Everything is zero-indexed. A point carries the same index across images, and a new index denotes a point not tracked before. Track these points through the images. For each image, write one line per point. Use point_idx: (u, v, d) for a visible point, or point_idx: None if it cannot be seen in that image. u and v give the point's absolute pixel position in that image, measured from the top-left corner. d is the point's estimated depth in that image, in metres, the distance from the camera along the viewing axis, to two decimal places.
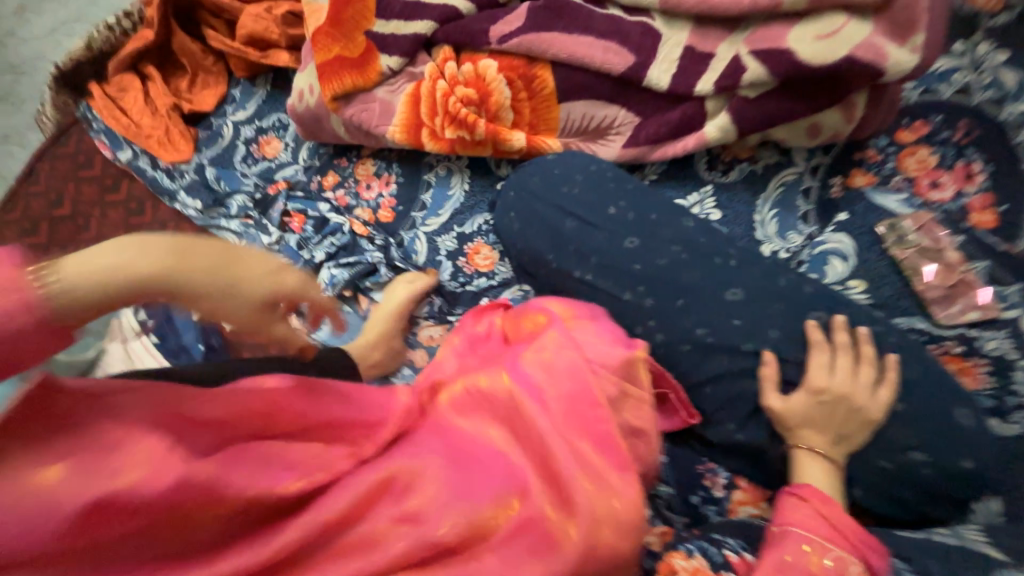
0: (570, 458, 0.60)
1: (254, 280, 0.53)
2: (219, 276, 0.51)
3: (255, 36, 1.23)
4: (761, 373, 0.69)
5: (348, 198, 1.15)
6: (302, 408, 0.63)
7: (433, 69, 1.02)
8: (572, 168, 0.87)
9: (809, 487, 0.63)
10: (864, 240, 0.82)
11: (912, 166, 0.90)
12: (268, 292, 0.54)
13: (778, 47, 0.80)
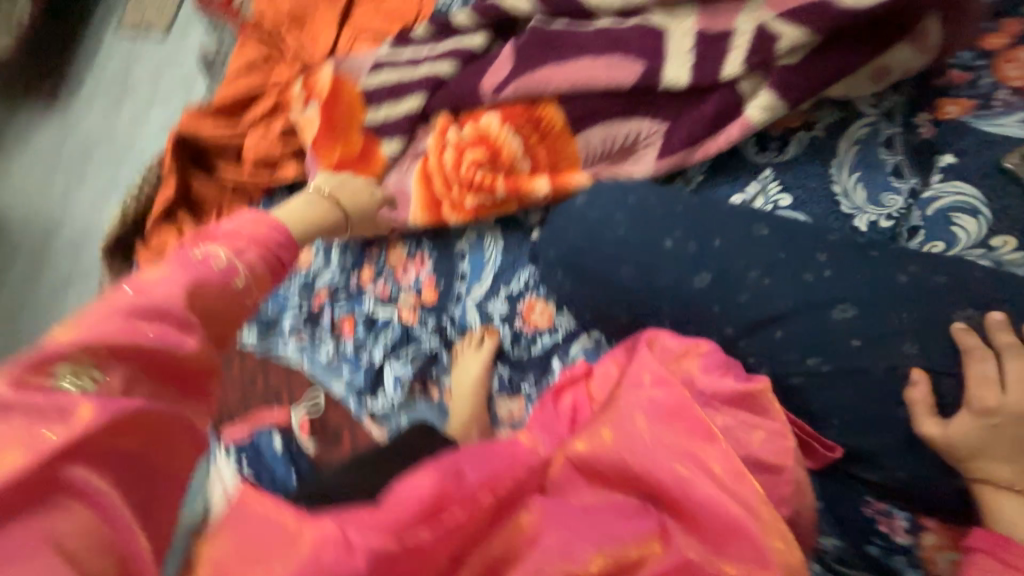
0: (708, 484, 0.59)
1: (366, 196, 0.95)
2: (343, 200, 0.92)
3: (262, 158, 1.26)
4: (907, 398, 0.59)
5: (387, 287, 1.10)
6: (461, 495, 0.57)
7: (436, 141, 0.98)
8: (613, 197, 0.78)
9: (981, 531, 0.55)
10: (990, 185, 0.68)
11: (1015, 75, 0.74)
12: (376, 197, 0.96)
13: (811, 4, 0.70)
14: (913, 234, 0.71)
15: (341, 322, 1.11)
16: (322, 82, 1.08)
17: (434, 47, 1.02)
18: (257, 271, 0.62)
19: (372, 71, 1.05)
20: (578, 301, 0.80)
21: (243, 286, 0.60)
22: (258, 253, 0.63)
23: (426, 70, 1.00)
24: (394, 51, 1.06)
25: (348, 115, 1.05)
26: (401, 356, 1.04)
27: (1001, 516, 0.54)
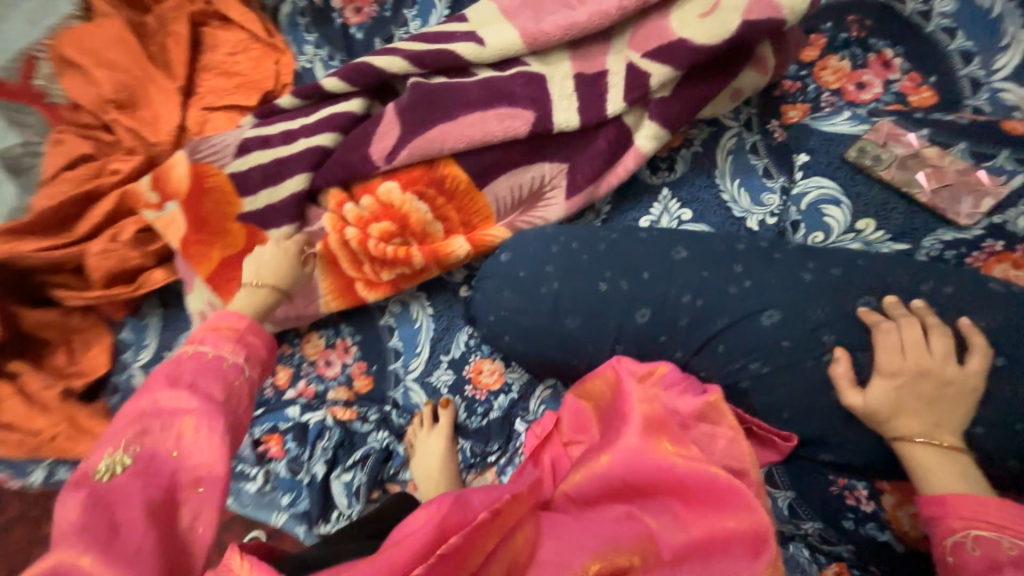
0: (692, 469, 0.64)
1: (281, 253, 0.85)
2: (266, 270, 0.82)
3: (115, 273, 1.02)
4: (833, 374, 0.64)
5: (313, 385, 0.98)
6: (463, 518, 0.57)
7: (331, 219, 0.88)
8: (534, 244, 0.79)
9: (942, 498, 0.57)
10: (843, 175, 0.77)
11: (832, 79, 0.88)
12: (291, 248, 0.86)
13: (669, 42, 0.75)
14: (796, 228, 0.80)
15: (265, 440, 0.94)
16: (178, 176, 0.93)
17: (306, 118, 0.93)
18: (229, 342, 0.72)
19: (237, 153, 0.92)
20: (534, 358, 0.80)
21: (215, 356, 0.70)
22: (217, 334, 0.72)
23: (303, 144, 0.91)
24: (259, 128, 0.94)
25: (221, 209, 0.92)
26: (348, 463, 0.90)
27: (930, 476, 0.59)
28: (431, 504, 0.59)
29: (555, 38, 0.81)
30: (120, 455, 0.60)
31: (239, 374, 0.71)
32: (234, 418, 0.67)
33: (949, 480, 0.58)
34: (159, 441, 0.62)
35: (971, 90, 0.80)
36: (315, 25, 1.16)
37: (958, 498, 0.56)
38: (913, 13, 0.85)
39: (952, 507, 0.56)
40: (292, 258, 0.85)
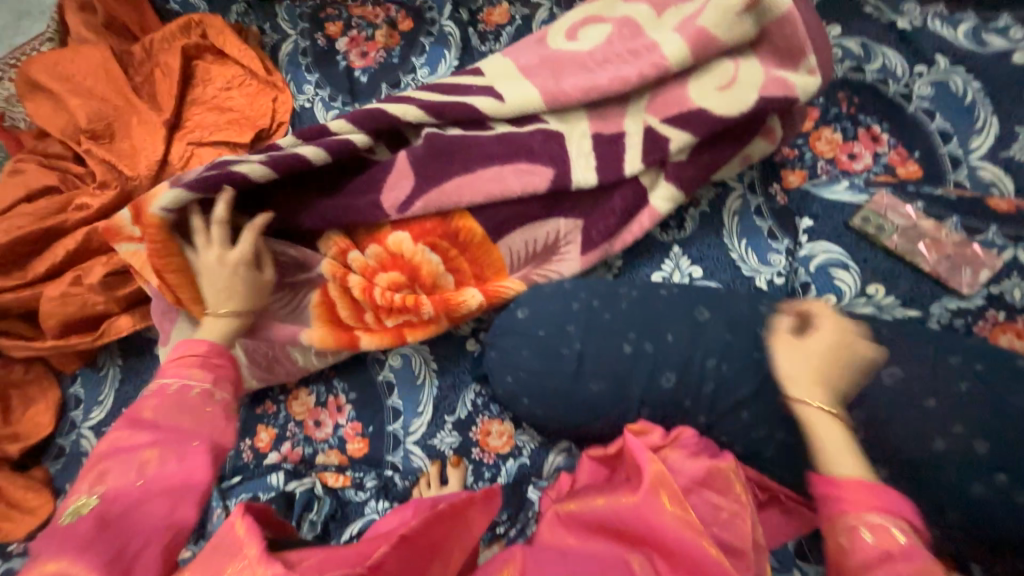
0: (683, 530, 0.62)
1: (235, 266, 0.75)
2: (227, 289, 0.75)
3: (73, 319, 0.91)
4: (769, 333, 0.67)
5: (299, 449, 0.89)
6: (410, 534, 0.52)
7: (330, 263, 0.83)
8: (553, 300, 0.76)
9: (842, 484, 0.55)
10: (849, 242, 0.81)
11: (826, 148, 0.93)
12: (245, 257, 0.75)
13: (688, 111, 0.78)
14: (807, 290, 0.82)
15: None
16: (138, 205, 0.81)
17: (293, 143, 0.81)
18: (193, 368, 0.66)
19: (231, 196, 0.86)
20: (554, 421, 0.76)
21: (181, 386, 0.64)
22: (180, 363, 0.66)
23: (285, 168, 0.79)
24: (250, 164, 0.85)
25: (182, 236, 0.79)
26: (342, 539, 0.81)
27: (836, 458, 0.57)
28: (404, 511, 0.68)
29: (574, 100, 0.82)
30: (83, 498, 0.55)
31: (211, 400, 0.65)
32: (210, 440, 0.62)
33: (845, 453, 0.57)
34: (120, 476, 0.57)
35: (951, 165, 0.87)
36: (318, 65, 1.13)
37: (851, 484, 0.55)
38: (895, 94, 0.92)
39: (849, 492, 0.55)
40: (246, 271, 0.75)
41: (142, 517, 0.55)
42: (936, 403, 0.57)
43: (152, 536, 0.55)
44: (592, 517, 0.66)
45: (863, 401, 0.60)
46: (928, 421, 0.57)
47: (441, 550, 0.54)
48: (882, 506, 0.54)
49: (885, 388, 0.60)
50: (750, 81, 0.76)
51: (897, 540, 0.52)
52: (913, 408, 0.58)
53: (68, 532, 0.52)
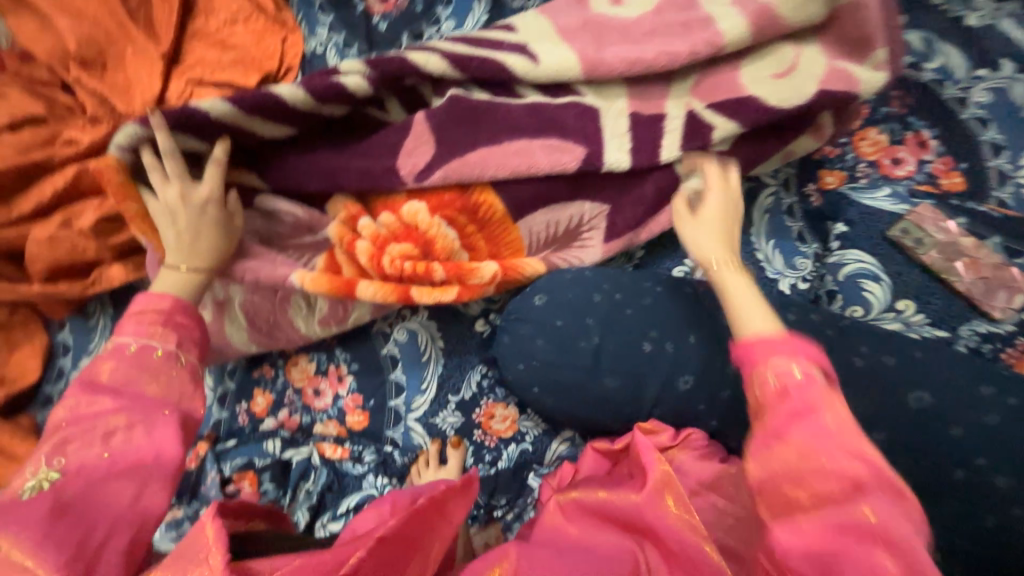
0: (688, 535, 0.58)
1: (198, 201, 0.69)
2: (190, 227, 0.69)
3: (62, 265, 0.86)
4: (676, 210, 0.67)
5: (297, 416, 0.87)
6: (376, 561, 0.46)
7: (338, 227, 0.77)
8: (573, 290, 0.73)
9: (756, 343, 0.50)
10: (883, 253, 0.78)
11: (869, 150, 0.88)
12: (212, 193, 0.70)
13: (738, 97, 0.73)
14: (833, 299, 0.79)
15: (236, 481, 0.83)
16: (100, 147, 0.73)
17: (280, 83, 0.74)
18: (153, 326, 0.60)
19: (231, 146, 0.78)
20: (563, 413, 0.75)
21: (139, 348, 0.59)
22: (138, 318, 0.61)
23: (265, 108, 0.72)
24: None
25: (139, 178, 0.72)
26: (338, 511, 0.81)
27: (743, 308, 0.55)
28: (383, 504, 0.64)
29: (615, 73, 0.75)
30: (43, 472, 0.52)
31: (176, 363, 0.60)
32: (179, 409, 0.59)
33: (760, 315, 0.54)
34: (84, 448, 0.54)
35: (998, 181, 0.83)
36: (332, 6, 1.03)
37: (757, 336, 0.51)
38: (951, 98, 0.87)
39: (758, 345, 0.50)
40: (211, 207, 0.70)
41: (107, 496, 0.52)
42: (962, 432, 0.56)
43: (117, 522, 0.51)
44: (591, 505, 0.66)
45: (888, 422, 0.58)
46: (952, 448, 0.56)
47: (420, 547, 0.51)
48: (792, 351, 0.49)
49: (911, 411, 0.58)
50: (810, 70, 0.71)
51: (807, 378, 0.47)
52: (937, 433, 0.57)
53: (19, 512, 0.48)
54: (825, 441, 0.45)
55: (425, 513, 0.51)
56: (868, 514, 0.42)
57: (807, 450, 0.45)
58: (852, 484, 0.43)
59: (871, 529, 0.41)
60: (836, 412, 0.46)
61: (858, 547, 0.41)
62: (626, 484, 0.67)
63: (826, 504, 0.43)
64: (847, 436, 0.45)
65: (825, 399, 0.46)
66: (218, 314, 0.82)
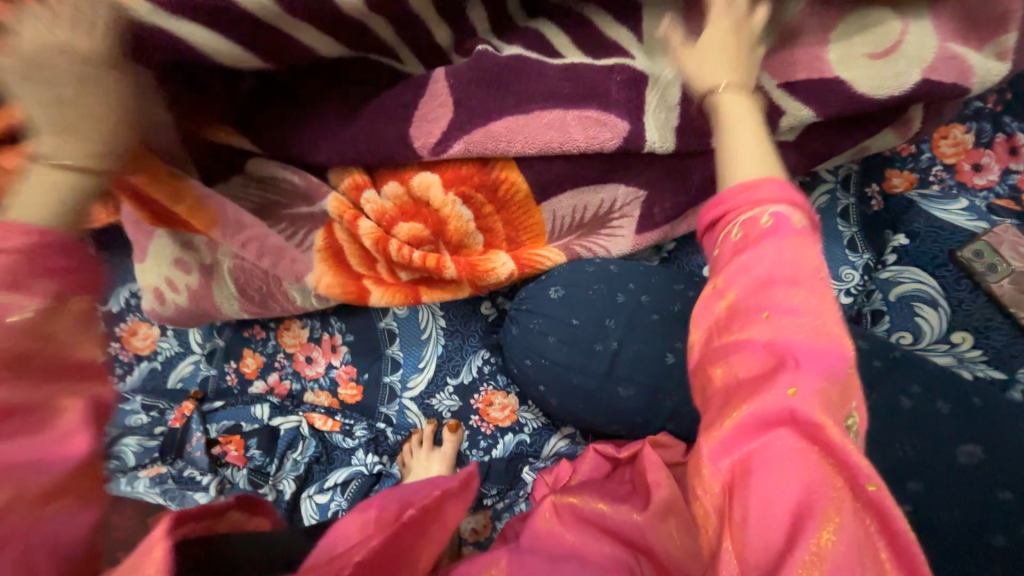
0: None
1: (71, 55, 0.44)
2: (63, 97, 0.43)
3: None
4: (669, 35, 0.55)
5: (286, 382, 0.83)
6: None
7: (336, 200, 0.69)
8: (595, 286, 0.65)
9: (735, 188, 0.42)
10: (947, 276, 0.69)
11: (950, 152, 0.78)
12: (101, 52, 0.46)
13: (819, 78, 0.61)
14: (878, 319, 0.70)
15: (223, 443, 0.81)
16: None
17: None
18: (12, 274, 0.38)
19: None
20: (569, 415, 0.69)
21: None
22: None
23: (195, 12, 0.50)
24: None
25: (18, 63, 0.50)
26: (324, 484, 0.78)
27: (741, 158, 0.45)
28: (367, 510, 0.54)
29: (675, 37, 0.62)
30: None
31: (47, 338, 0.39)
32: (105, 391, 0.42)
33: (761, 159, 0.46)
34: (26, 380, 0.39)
35: None
36: None
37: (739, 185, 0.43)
38: None
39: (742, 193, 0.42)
40: (100, 70, 0.45)
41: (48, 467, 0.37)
42: (1012, 497, 0.50)
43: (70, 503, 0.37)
44: (589, 516, 0.61)
45: (929, 474, 0.52)
46: (996, 511, 0.49)
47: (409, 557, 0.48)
48: (767, 198, 0.41)
49: (956, 465, 0.52)
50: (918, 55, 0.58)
51: (778, 220, 0.39)
52: (984, 495, 0.50)
53: None
54: (769, 302, 0.37)
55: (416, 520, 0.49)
56: (792, 393, 0.34)
57: (744, 317, 0.38)
58: (782, 354, 0.36)
59: (792, 408, 0.34)
60: (787, 271, 0.38)
61: (774, 434, 0.34)
62: (627, 501, 0.62)
63: (749, 389, 0.36)
64: (791, 295, 0.37)
65: (784, 254, 0.38)
66: (207, 279, 0.75)
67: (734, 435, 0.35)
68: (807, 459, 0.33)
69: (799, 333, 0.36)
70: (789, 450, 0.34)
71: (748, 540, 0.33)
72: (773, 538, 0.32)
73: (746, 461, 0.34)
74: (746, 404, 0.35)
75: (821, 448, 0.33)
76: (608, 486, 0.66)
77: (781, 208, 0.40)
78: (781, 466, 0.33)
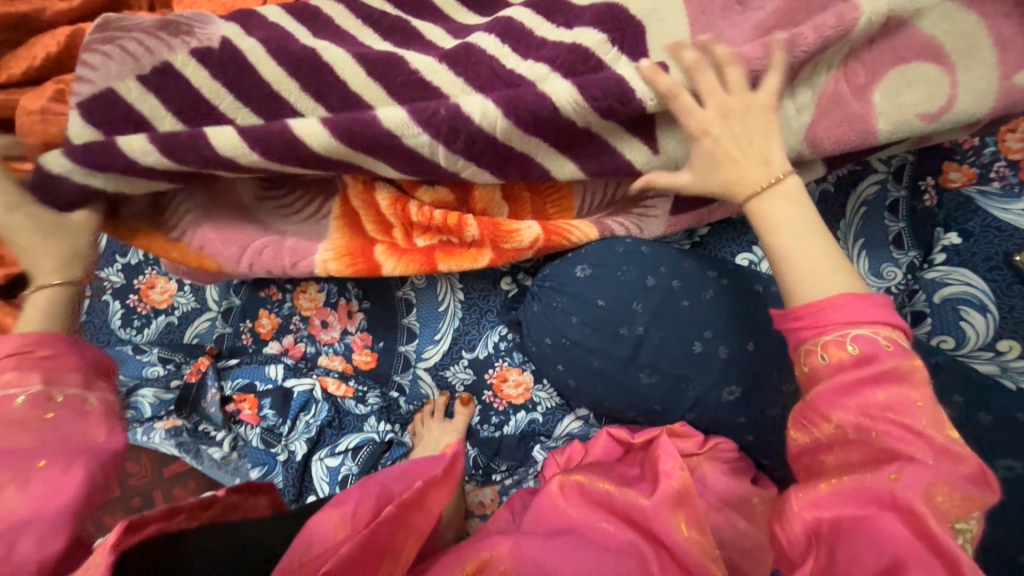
0: (698, 555, 0.53)
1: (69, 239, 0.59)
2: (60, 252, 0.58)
3: None
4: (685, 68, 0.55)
5: (301, 345, 0.82)
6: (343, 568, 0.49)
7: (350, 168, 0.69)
8: (624, 267, 0.62)
9: (807, 312, 0.48)
10: (999, 280, 0.63)
11: (1016, 146, 0.72)
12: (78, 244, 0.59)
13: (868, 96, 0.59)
14: (919, 322, 0.67)
15: (236, 401, 0.82)
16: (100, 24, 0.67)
17: (222, 93, 0.61)
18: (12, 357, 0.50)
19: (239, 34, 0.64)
20: (586, 397, 0.68)
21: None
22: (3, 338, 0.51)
23: (200, 161, 0.61)
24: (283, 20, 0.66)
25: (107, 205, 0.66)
26: (336, 448, 0.78)
27: (809, 273, 0.50)
28: (344, 505, 0.57)
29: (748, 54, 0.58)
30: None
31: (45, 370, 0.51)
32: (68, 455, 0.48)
33: (836, 266, 0.50)
34: None
35: None
36: None
37: (821, 298, 0.48)
38: None
39: (818, 310, 0.48)
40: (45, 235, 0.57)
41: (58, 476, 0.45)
42: None
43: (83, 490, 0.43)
44: (598, 497, 0.60)
45: None
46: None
47: (392, 547, 0.54)
48: (849, 320, 0.46)
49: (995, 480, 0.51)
50: (965, 57, 0.57)
51: (862, 345, 0.45)
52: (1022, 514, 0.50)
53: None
54: (874, 422, 0.44)
55: (396, 515, 0.54)
56: (894, 478, 0.42)
57: (852, 435, 0.45)
58: (882, 453, 0.43)
59: (894, 495, 0.42)
60: (893, 400, 0.44)
61: (877, 514, 0.42)
62: (633, 485, 0.61)
63: (853, 470, 0.44)
64: (892, 415, 0.44)
65: (890, 389, 0.44)
66: None
67: (829, 500, 0.44)
68: (905, 536, 0.41)
69: (913, 448, 0.43)
70: (887, 528, 0.42)
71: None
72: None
73: (836, 524, 0.43)
74: (848, 477, 0.44)
75: (920, 535, 0.40)
76: (619, 470, 0.65)
77: (864, 332, 0.46)
78: (874, 537, 0.42)
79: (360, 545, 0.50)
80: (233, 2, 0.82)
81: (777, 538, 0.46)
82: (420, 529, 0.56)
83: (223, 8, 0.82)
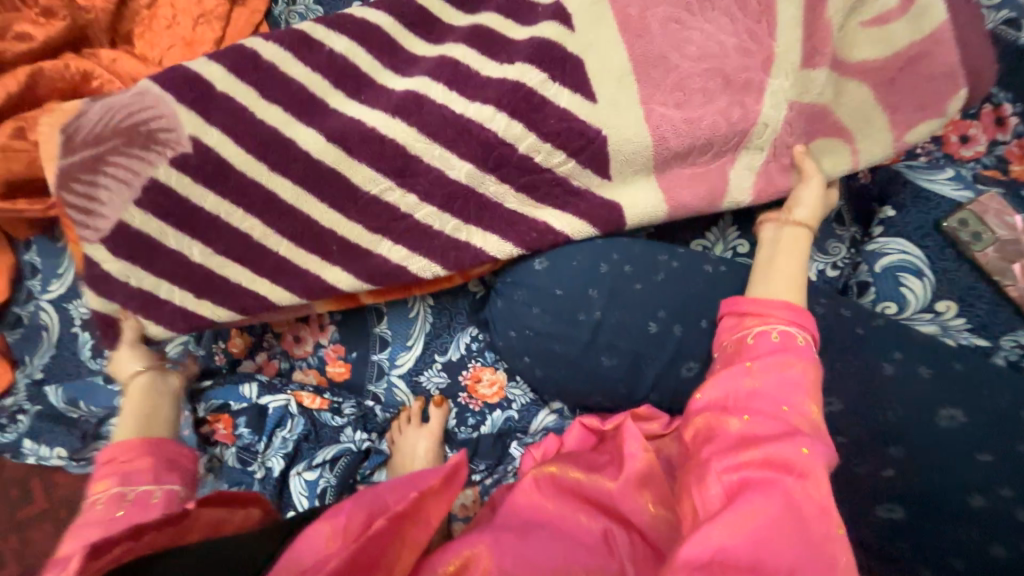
0: (664, 533, 0.55)
1: None
2: None
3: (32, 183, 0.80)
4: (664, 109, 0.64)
5: (275, 361, 0.83)
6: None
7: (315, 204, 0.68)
8: (577, 256, 0.65)
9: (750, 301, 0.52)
10: (932, 246, 0.68)
11: None
12: None
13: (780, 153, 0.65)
14: (864, 291, 0.68)
15: (211, 422, 0.83)
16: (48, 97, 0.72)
17: (201, 161, 0.68)
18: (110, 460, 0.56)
19: (194, 84, 0.69)
20: (553, 386, 0.71)
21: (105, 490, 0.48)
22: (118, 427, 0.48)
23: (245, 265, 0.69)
24: (233, 64, 0.70)
25: None
26: (314, 461, 0.79)
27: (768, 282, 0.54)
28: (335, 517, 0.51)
29: (675, 123, 0.64)
30: None
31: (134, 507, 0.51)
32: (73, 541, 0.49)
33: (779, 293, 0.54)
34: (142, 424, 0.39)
35: None
36: None
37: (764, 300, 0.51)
38: None
39: (756, 307, 0.51)
40: None
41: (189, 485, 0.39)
42: (991, 459, 0.52)
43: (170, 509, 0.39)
44: (569, 486, 0.60)
45: (909, 438, 0.54)
46: (975, 474, 0.52)
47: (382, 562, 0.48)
48: (772, 317, 0.50)
49: (939, 429, 0.54)
50: (868, 107, 0.65)
51: (784, 339, 0.48)
52: (966, 458, 0.52)
53: None
54: (784, 396, 0.45)
55: (386, 530, 0.48)
56: (803, 451, 0.42)
57: (760, 408, 0.45)
58: (793, 428, 0.43)
59: (799, 461, 0.41)
60: (797, 391, 0.46)
61: (780, 475, 0.41)
62: (602, 470, 0.62)
63: (765, 437, 0.43)
64: (810, 399, 0.45)
65: (785, 379, 0.46)
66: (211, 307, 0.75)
67: (742, 459, 0.43)
68: (801, 504, 0.40)
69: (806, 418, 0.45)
70: (786, 488, 0.40)
71: (727, 535, 0.39)
72: (742, 533, 0.39)
73: (740, 484, 0.42)
74: (762, 445, 0.42)
75: (811, 499, 0.40)
76: (595, 456, 0.65)
77: (787, 329, 0.49)
78: (765, 496, 0.40)
79: (342, 562, 0.44)
80: (193, 35, 0.86)
81: (695, 503, 0.43)
82: (416, 543, 0.50)
83: (184, 44, 0.86)
